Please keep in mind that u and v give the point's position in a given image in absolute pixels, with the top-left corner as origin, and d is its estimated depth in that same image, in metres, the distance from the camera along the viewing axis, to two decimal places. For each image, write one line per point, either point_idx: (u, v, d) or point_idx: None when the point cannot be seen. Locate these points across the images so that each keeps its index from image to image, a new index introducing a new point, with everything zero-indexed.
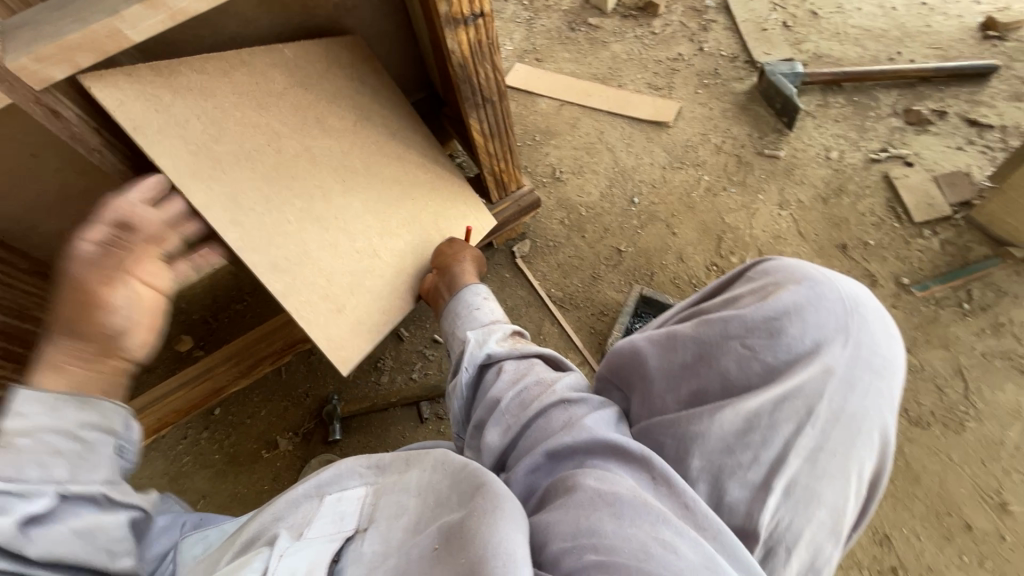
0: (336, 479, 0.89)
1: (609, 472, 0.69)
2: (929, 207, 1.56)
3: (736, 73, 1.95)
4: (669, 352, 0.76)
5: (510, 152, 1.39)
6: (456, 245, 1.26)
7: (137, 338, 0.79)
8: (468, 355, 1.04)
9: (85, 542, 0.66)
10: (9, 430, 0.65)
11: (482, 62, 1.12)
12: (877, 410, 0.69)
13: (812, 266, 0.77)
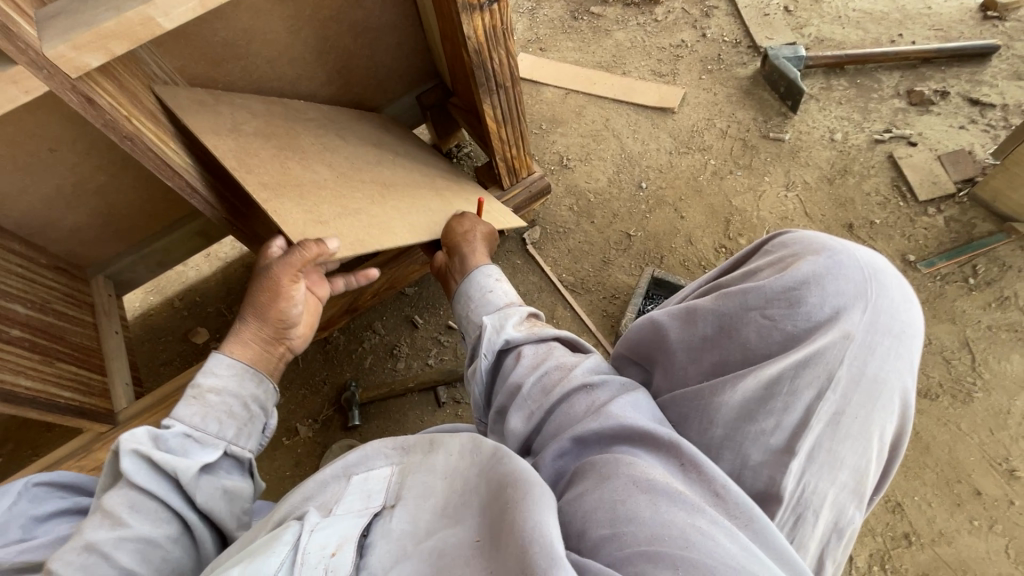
0: (361, 462, 0.89)
1: (638, 458, 0.67)
2: (933, 185, 1.59)
3: (739, 58, 1.97)
4: (690, 325, 0.75)
5: (522, 139, 1.41)
6: (467, 220, 1.23)
7: (300, 331, 1.12)
8: (488, 342, 1.03)
9: (226, 501, 0.89)
10: (206, 387, 0.96)
11: (496, 47, 1.13)
12: (903, 374, 0.65)
13: (829, 237, 0.73)
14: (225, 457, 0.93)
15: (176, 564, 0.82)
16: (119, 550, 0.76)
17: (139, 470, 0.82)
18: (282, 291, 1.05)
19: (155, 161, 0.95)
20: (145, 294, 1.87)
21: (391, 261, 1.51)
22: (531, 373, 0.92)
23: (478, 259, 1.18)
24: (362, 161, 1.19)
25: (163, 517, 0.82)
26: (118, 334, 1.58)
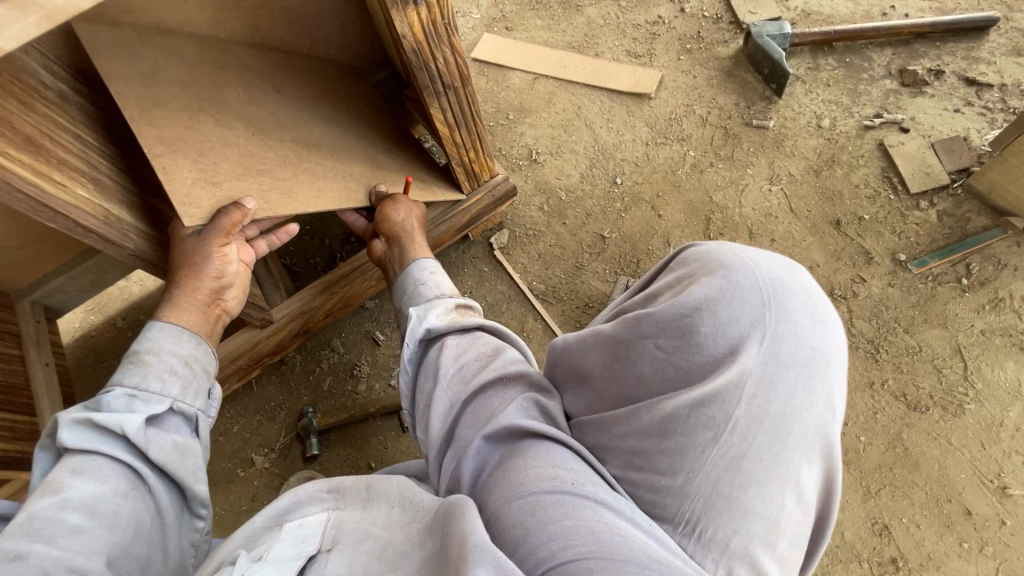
0: (295, 508, 0.83)
1: (547, 458, 0.62)
2: (926, 176, 1.48)
3: (721, 36, 1.82)
4: (592, 351, 0.65)
5: (480, 141, 1.26)
6: (396, 204, 1.17)
7: (235, 294, 1.07)
8: (409, 331, 0.94)
9: (179, 455, 0.83)
10: (145, 351, 0.91)
11: (439, 45, 0.99)
12: (817, 409, 0.52)
13: (734, 249, 0.58)
14: (171, 413, 0.88)
15: (134, 516, 0.75)
16: (66, 510, 0.70)
17: (78, 434, 0.78)
18: (211, 257, 0.99)
19: (28, 205, 0.79)
20: (84, 314, 1.72)
21: (344, 278, 1.38)
22: (453, 369, 0.84)
23: (421, 253, 1.14)
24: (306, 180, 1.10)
25: (110, 473, 0.77)
26: (48, 366, 1.45)
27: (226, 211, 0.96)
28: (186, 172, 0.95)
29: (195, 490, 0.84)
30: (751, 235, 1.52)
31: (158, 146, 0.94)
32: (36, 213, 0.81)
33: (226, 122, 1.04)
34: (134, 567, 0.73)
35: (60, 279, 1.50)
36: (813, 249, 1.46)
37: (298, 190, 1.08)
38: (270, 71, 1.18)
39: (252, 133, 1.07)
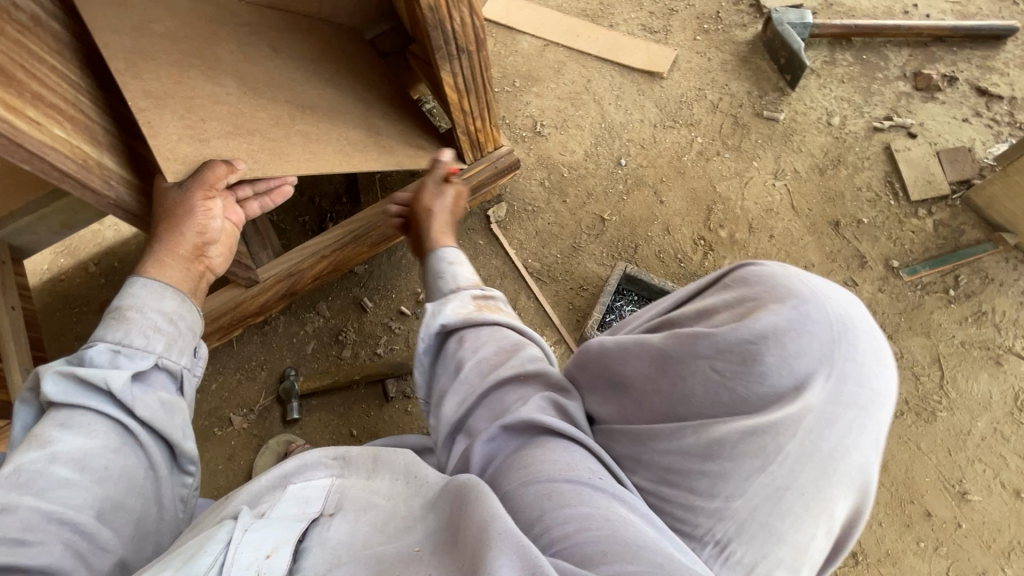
0: (300, 471, 0.82)
1: (563, 451, 0.65)
2: (928, 184, 1.48)
3: (740, 19, 1.76)
4: (636, 361, 0.65)
5: (487, 109, 1.21)
6: (436, 186, 1.16)
7: (220, 251, 1.03)
8: (425, 323, 0.91)
9: (167, 412, 0.80)
10: (127, 307, 0.85)
11: (458, 4, 0.92)
12: (863, 449, 0.54)
13: (801, 278, 0.58)
14: (158, 370, 0.83)
15: (126, 471, 0.74)
16: (55, 464, 0.69)
17: (63, 387, 0.75)
18: (197, 212, 0.95)
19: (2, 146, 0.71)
20: (55, 256, 1.63)
21: (335, 244, 1.32)
22: (471, 360, 0.84)
23: (442, 239, 1.09)
24: (299, 142, 1.06)
25: (100, 427, 0.74)
26: (14, 310, 1.36)
27: (211, 166, 0.93)
28: (172, 129, 0.90)
29: (185, 448, 0.81)
30: (751, 230, 1.51)
31: (143, 101, 0.90)
32: (10, 154, 0.73)
33: (215, 84, 1.01)
34: (126, 522, 0.72)
35: (29, 218, 1.40)
36: (809, 249, 1.47)
37: (290, 153, 1.03)
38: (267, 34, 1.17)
39: (242, 96, 1.03)
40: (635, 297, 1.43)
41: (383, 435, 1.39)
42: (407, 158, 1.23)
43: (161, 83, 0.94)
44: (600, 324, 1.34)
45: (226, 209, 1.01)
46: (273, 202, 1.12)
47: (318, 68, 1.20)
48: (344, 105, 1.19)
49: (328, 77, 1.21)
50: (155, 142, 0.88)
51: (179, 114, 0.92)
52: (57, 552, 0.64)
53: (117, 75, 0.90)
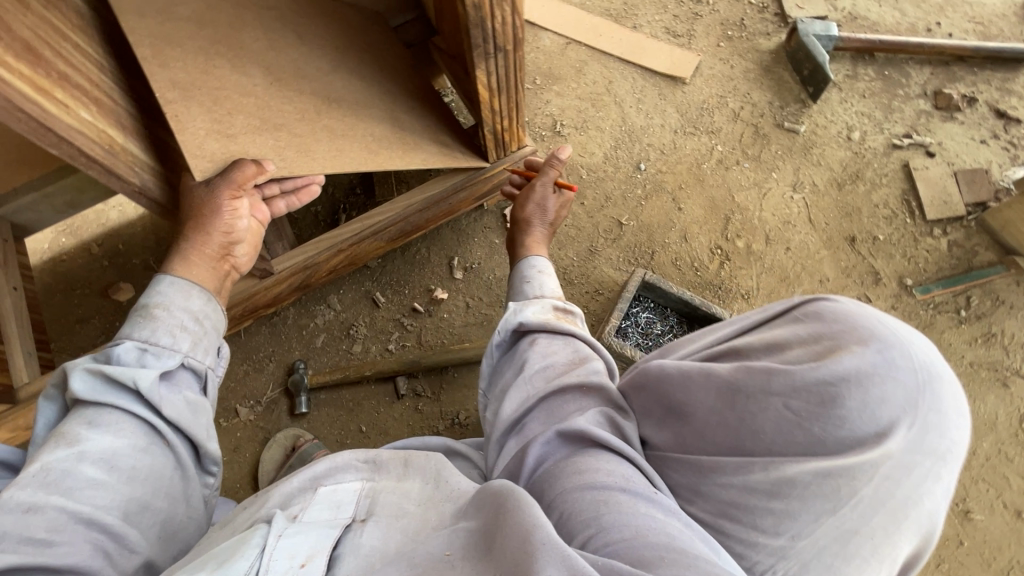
0: (331, 473, 0.84)
1: (616, 463, 0.72)
2: (944, 204, 1.49)
3: (764, 27, 1.75)
4: (702, 391, 0.67)
5: (516, 108, 1.19)
6: (540, 195, 1.24)
7: (244, 250, 1.03)
8: (504, 321, 1.04)
9: (192, 412, 0.81)
10: (154, 305, 0.86)
11: (501, 3, 0.89)
12: (934, 496, 0.56)
13: (881, 319, 0.59)
14: (184, 369, 0.84)
15: (153, 471, 0.75)
16: (82, 463, 0.70)
17: (91, 385, 0.76)
18: (225, 211, 0.95)
19: (30, 127, 0.68)
20: (56, 235, 1.59)
21: (354, 238, 1.30)
22: (537, 366, 0.94)
23: (537, 251, 1.20)
24: (325, 138, 1.04)
25: (128, 426, 0.75)
26: (16, 291, 1.32)
27: (239, 165, 0.92)
28: (198, 123, 0.89)
29: (208, 449, 0.82)
30: (768, 241, 1.51)
31: (170, 92, 0.89)
32: (38, 138, 0.70)
33: (243, 74, 0.99)
34: (154, 522, 0.73)
35: (32, 196, 1.35)
36: (825, 263, 1.47)
37: (314, 148, 1.01)
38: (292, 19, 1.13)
39: (269, 87, 1.01)
40: (651, 304, 1.42)
41: (392, 433, 1.37)
42: (432, 156, 1.21)
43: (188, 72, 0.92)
44: (617, 330, 1.33)
45: (252, 207, 1.01)
46: (300, 200, 1.12)
47: (344, 59, 1.17)
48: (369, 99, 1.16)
49: (354, 67, 1.18)
50: (183, 139, 0.87)
51: (207, 106, 0.91)
52: (86, 552, 0.65)
53: (145, 62, 0.89)
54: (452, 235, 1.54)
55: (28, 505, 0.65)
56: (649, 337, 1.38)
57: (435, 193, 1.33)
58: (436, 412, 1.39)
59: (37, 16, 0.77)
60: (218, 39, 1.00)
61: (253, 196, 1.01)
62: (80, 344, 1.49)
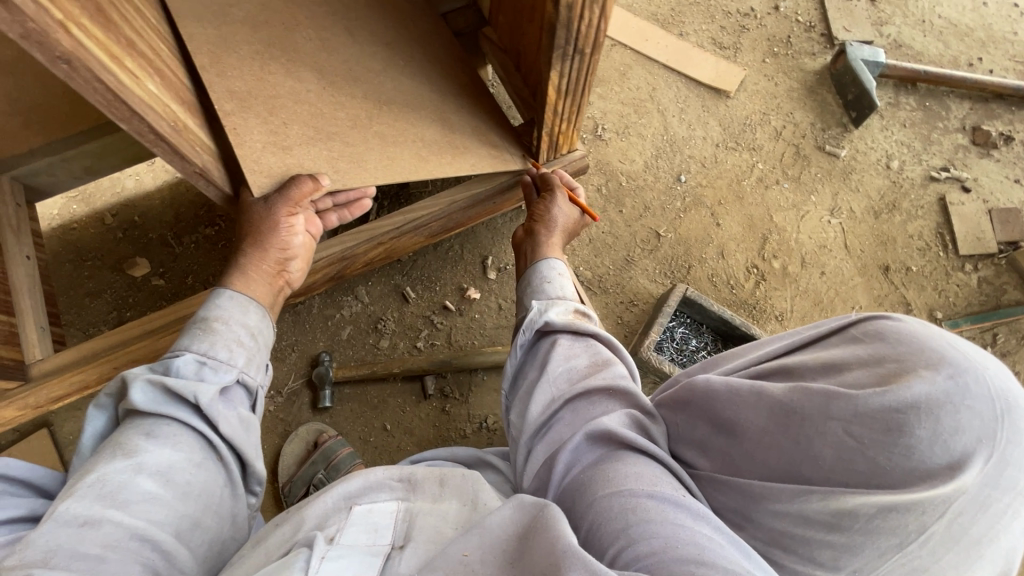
0: (365, 491, 0.82)
1: (644, 469, 0.72)
2: (977, 241, 1.52)
3: (810, 47, 1.74)
4: (753, 412, 0.65)
5: (578, 112, 1.15)
6: (554, 198, 1.18)
7: (299, 265, 1.03)
8: (528, 321, 1.02)
9: (244, 430, 0.84)
10: (213, 317, 0.89)
11: (591, 7, 0.86)
12: (1011, 534, 0.52)
13: (950, 342, 0.55)
14: (238, 385, 0.87)
15: (204, 489, 0.77)
16: (139, 476, 0.73)
17: (150, 397, 0.79)
18: (281, 228, 0.95)
19: (103, 98, 0.62)
20: (67, 202, 1.50)
21: (394, 231, 1.26)
22: (562, 368, 0.92)
23: (552, 251, 1.15)
24: (376, 146, 1.04)
25: (185, 440, 0.78)
26: (28, 261, 1.24)
27: (299, 181, 0.92)
28: (255, 135, 0.94)
29: (255, 468, 0.86)
30: (804, 264, 1.51)
31: (230, 103, 0.94)
32: (111, 112, 0.64)
33: (297, 80, 1.03)
34: (200, 541, 0.75)
35: (48, 159, 1.26)
36: (858, 290, 1.48)
37: (366, 159, 1.02)
38: (343, 15, 1.14)
39: (322, 92, 1.04)
40: (687, 319, 1.41)
41: (417, 433, 1.34)
42: (482, 160, 1.14)
43: (245, 81, 0.98)
44: (655, 345, 1.32)
45: (307, 222, 0.99)
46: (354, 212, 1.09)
47: (394, 54, 1.15)
48: (422, 94, 1.13)
49: (405, 63, 1.15)
50: (242, 152, 0.92)
51: (263, 118, 0.96)
52: (135, 572, 0.65)
53: (205, 73, 0.96)
54: (487, 233, 1.49)
55: (85, 518, 0.67)
56: (683, 353, 1.37)
57: (478, 193, 1.28)
58: (464, 414, 1.36)
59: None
60: (271, 42, 1.04)
61: (310, 212, 0.99)
62: (90, 320, 1.42)
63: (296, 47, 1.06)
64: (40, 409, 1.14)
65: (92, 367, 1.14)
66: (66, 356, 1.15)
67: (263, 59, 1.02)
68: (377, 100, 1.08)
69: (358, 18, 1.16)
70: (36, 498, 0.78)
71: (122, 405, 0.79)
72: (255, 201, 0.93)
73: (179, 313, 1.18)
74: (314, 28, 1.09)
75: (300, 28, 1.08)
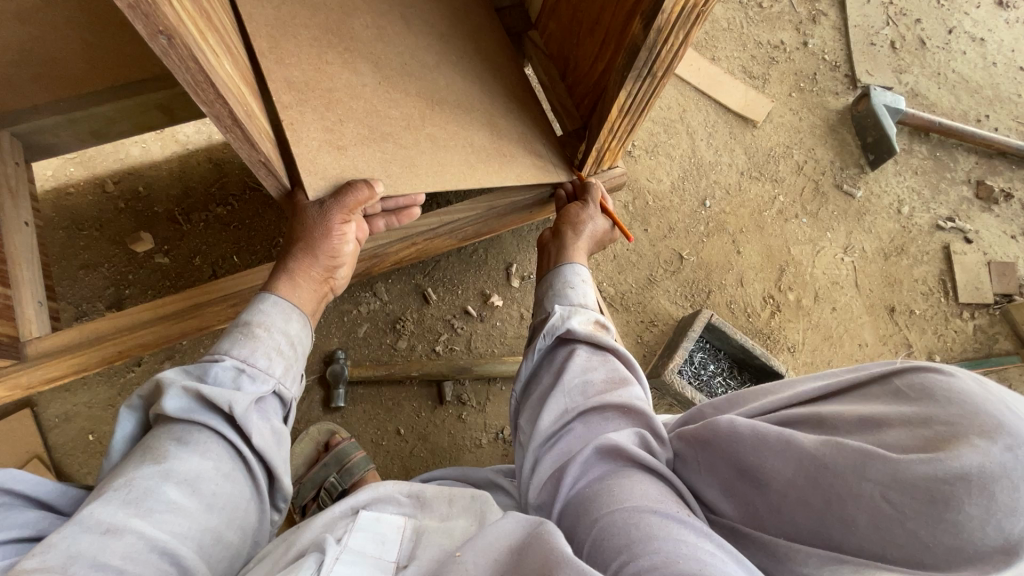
0: (372, 503, 0.73)
1: (649, 487, 0.67)
2: (975, 290, 1.61)
3: (834, 86, 1.78)
4: (779, 462, 0.58)
5: (629, 133, 1.11)
6: (590, 208, 1.11)
7: (346, 270, 0.98)
8: (549, 325, 0.94)
9: (277, 443, 0.78)
10: (259, 322, 0.84)
11: (681, 30, 0.84)
12: None
13: (1009, 405, 0.49)
14: (273, 395, 0.81)
15: (230, 501, 0.71)
16: (166, 482, 0.66)
17: (182, 403, 0.73)
18: (333, 235, 0.90)
19: (193, 77, 0.57)
20: (64, 163, 1.39)
21: (428, 232, 1.20)
22: (578, 380, 0.86)
23: (577, 254, 1.07)
24: (428, 148, 0.99)
25: (215, 449, 0.72)
26: (27, 228, 1.14)
27: (356, 188, 0.87)
28: (312, 132, 0.89)
29: (282, 483, 0.79)
30: (816, 298, 1.56)
31: (286, 95, 0.89)
32: (196, 92, 0.59)
33: (353, 72, 0.98)
34: (221, 556, 0.68)
35: (56, 119, 1.14)
36: (865, 328, 1.55)
37: (418, 164, 0.97)
38: (400, 4, 1.09)
39: (378, 87, 0.99)
40: (706, 343, 1.44)
41: (431, 440, 1.31)
42: (525, 172, 1.08)
43: (302, 71, 0.93)
44: (678, 368, 1.33)
45: (358, 229, 0.95)
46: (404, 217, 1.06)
47: (448, 49, 1.09)
48: (474, 96, 1.08)
49: (459, 60, 1.10)
50: (298, 150, 0.87)
51: (320, 112, 0.91)
52: None
53: (263, 59, 0.91)
54: (513, 240, 1.46)
55: (108, 525, 0.61)
56: (700, 377, 1.41)
57: (517, 199, 1.23)
58: (480, 423, 1.33)
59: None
60: (329, 30, 0.99)
61: (362, 222, 0.96)
62: (84, 294, 1.33)
63: (352, 36, 1.01)
64: (30, 390, 1.08)
65: (108, 345, 1.08)
66: (67, 338, 1.06)
67: (320, 48, 0.97)
68: (432, 99, 1.03)
69: (413, 9, 1.10)
70: (45, 515, 0.67)
71: (153, 410, 0.73)
72: (309, 204, 0.88)
73: (197, 299, 1.11)
74: (370, 17, 1.04)
75: (356, 17, 1.03)
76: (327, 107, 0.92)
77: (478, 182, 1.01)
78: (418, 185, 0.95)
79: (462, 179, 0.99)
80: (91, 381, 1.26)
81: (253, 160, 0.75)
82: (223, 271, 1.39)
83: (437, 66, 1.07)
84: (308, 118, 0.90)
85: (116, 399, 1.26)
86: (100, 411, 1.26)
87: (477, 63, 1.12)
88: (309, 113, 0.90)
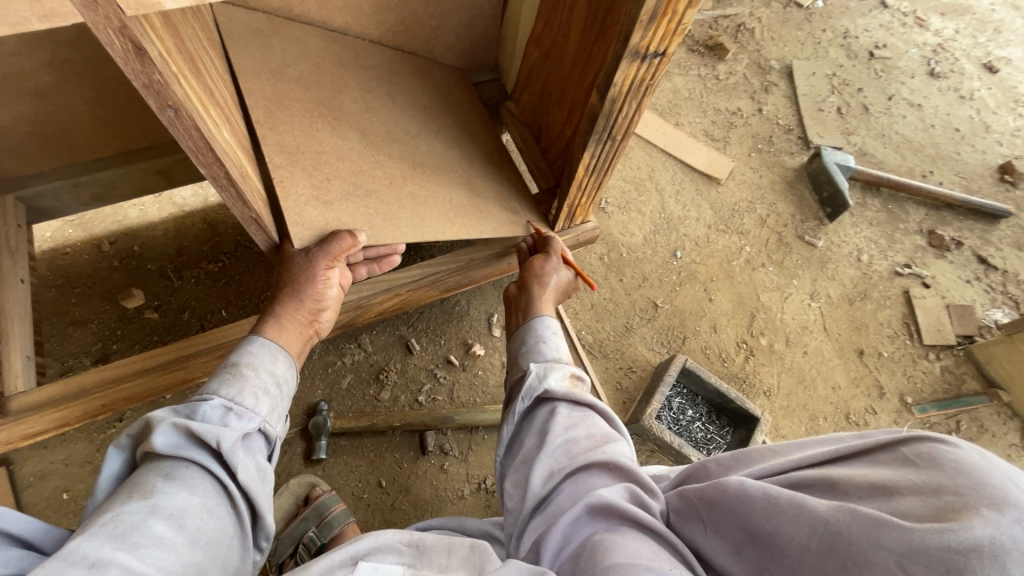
0: (371, 553, 0.74)
1: (632, 537, 0.68)
2: (938, 332, 1.68)
3: (789, 147, 1.94)
4: (791, 526, 0.58)
5: (598, 190, 1.20)
6: (553, 261, 1.16)
7: (330, 315, 1.03)
8: (526, 387, 0.97)
9: (261, 482, 0.80)
10: (245, 363, 0.87)
11: (633, 100, 0.95)
12: None
13: (1013, 478, 0.51)
14: (258, 433, 0.83)
15: (214, 537, 0.71)
16: (153, 519, 0.67)
17: (172, 439, 0.75)
18: (317, 281, 0.96)
19: (196, 145, 0.65)
20: (63, 226, 1.46)
21: (411, 283, 1.26)
22: (561, 438, 0.88)
23: (543, 307, 1.12)
24: (409, 205, 1.07)
25: (202, 484, 0.73)
26: (22, 285, 1.17)
27: (340, 237, 0.94)
28: (300, 189, 0.97)
29: (265, 521, 0.80)
30: (788, 342, 1.62)
31: (279, 158, 0.98)
32: (197, 157, 0.67)
33: (341, 138, 1.07)
34: None
35: (59, 182, 1.21)
36: (836, 371, 1.60)
37: (400, 218, 1.04)
38: (386, 79, 1.21)
39: (363, 150, 1.08)
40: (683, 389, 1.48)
41: (413, 491, 1.30)
42: (501, 226, 1.16)
43: (294, 136, 1.02)
44: (656, 413, 1.36)
45: (341, 276, 1.01)
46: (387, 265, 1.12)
47: (429, 119, 1.20)
48: (454, 158, 1.18)
49: (439, 127, 1.20)
50: (287, 205, 0.94)
51: (309, 172, 0.99)
52: None
53: (259, 127, 1.00)
54: (494, 292, 1.53)
55: (95, 559, 0.59)
56: (679, 422, 1.44)
57: (494, 251, 1.30)
58: (462, 474, 1.33)
59: (183, 33, 0.74)
60: (321, 102, 1.10)
61: (343, 270, 1.02)
62: (72, 350, 1.35)
63: (341, 108, 1.11)
64: (9, 446, 1.06)
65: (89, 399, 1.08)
66: (52, 391, 1.09)
67: (312, 118, 1.07)
68: (414, 160, 1.12)
69: (398, 83, 1.22)
70: (26, 555, 0.67)
71: (143, 447, 0.75)
72: (297, 253, 0.95)
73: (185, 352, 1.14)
74: (357, 91, 1.16)
75: (345, 90, 1.14)
76: (315, 168, 1.00)
77: (454, 235, 1.08)
78: (399, 237, 1.02)
79: (440, 229, 1.06)
80: (70, 436, 1.26)
81: (246, 215, 0.82)
82: (211, 326, 1.42)
83: (419, 132, 1.17)
84: (297, 177, 0.98)
85: (94, 455, 1.25)
86: (77, 468, 1.25)
87: (456, 129, 1.23)
88: (299, 174, 0.98)
